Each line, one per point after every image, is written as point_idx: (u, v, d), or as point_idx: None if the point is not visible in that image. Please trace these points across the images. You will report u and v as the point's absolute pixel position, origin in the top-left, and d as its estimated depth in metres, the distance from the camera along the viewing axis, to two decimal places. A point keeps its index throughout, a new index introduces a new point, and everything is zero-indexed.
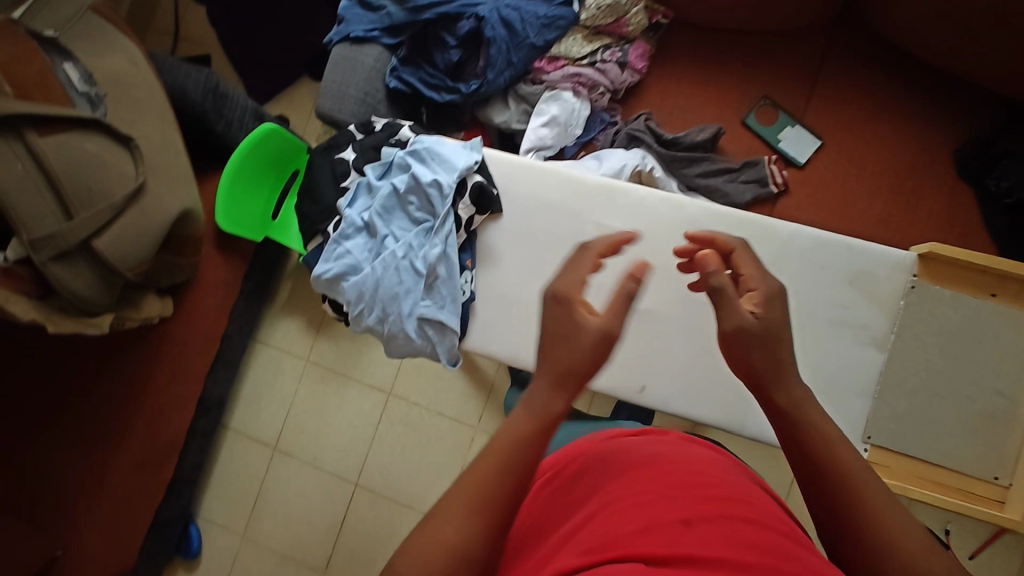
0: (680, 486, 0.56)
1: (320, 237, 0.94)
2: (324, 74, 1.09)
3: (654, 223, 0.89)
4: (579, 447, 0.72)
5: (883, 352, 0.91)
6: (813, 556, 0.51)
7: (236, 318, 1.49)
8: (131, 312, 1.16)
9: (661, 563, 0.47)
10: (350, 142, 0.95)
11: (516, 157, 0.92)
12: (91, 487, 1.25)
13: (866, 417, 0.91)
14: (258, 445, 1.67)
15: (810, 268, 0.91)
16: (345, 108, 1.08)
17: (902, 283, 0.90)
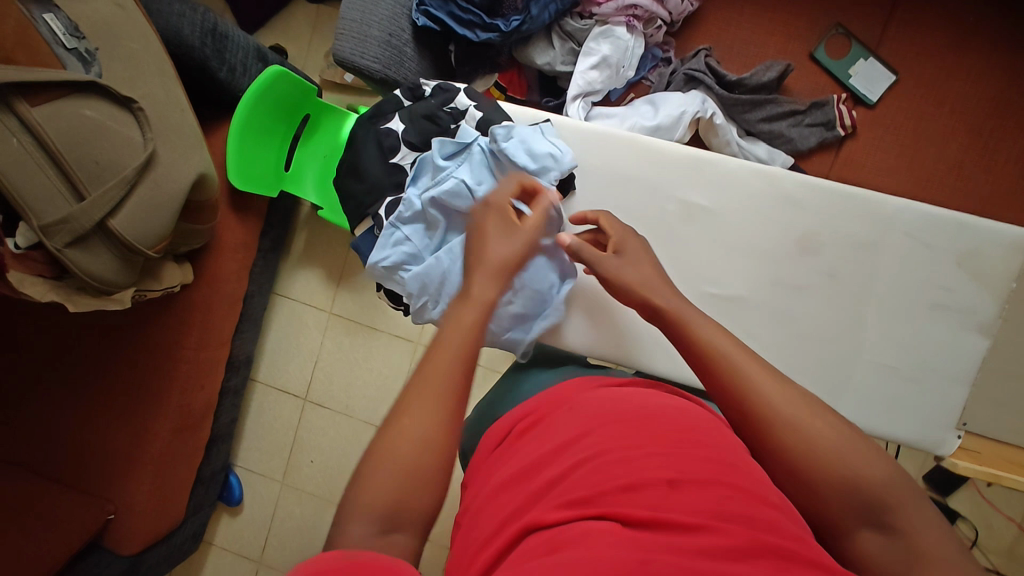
0: (673, 441, 0.55)
1: (370, 220, 0.85)
2: (341, 11, 0.95)
3: (744, 200, 0.81)
4: (567, 388, 0.71)
5: (988, 339, 0.78)
6: (794, 523, 0.50)
7: (255, 276, 1.42)
8: (152, 283, 1.11)
9: (643, 527, 0.47)
10: (398, 111, 0.85)
11: (582, 122, 0.83)
12: (131, 455, 1.24)
13: (961, 405, 0.79)
14: (288, 396, 1.67)
15: (912, 246, 0.79)
16: (368, 52, 0.94)
17: (1017, 265, 0.77)
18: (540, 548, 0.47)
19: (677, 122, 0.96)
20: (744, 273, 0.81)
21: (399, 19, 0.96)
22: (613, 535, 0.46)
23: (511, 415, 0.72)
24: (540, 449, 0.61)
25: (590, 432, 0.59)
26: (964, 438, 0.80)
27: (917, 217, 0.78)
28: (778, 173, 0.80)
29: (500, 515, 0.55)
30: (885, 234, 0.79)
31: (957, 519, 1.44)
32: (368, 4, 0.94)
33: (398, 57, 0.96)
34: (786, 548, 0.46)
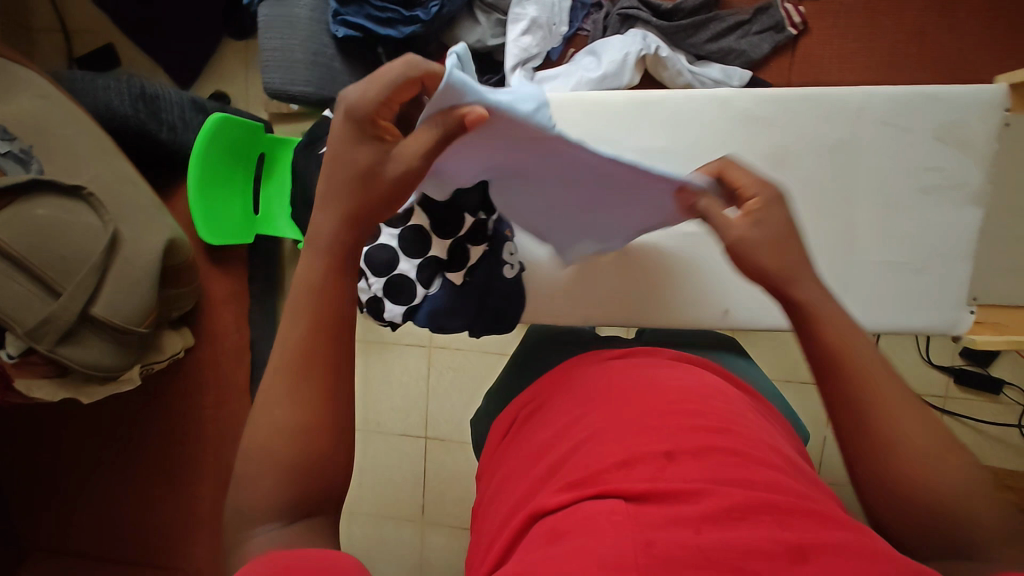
0: (665, 415, 0.54)
1: None
2: (259, 43, 0.93)
3: (700, 132, 0.79)
4: (560, 373, 0.70)
5: (980, 208, 0.77)
6: (792, 480, 0.49)
7: (257, 322, 1.43)
8: (157, 355, 1.12)
9: (642, 500, 0.45)
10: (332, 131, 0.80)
11: None
12: (184, 522, 1.27)
13: (968, 280, 0.78)
14: None
15: (889, 134, 0.76)
16: (299, 77, 0.93)
17: (994, 122, 0.74)
18: (544, 535, 0.45)
19: (623, 66, 0.93)
20: None
21: (319, 35, 0.93)
22: (614, 512, 0.44)
23: (511, 409, 0.73)
24: (541, 439, 0.60)
25: (585, 416, 0.58)
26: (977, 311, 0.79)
27: (884, 101, 0.75)
28: (727, 94, 0.78)
29: (510, 508, 0.54)
30: (855, 130, 0.76)
31: (1004, 388, 1.45)
32: (283, 29, 0.91)
33: (328, 74, 0.94)
34: (789, 504, 0.44)
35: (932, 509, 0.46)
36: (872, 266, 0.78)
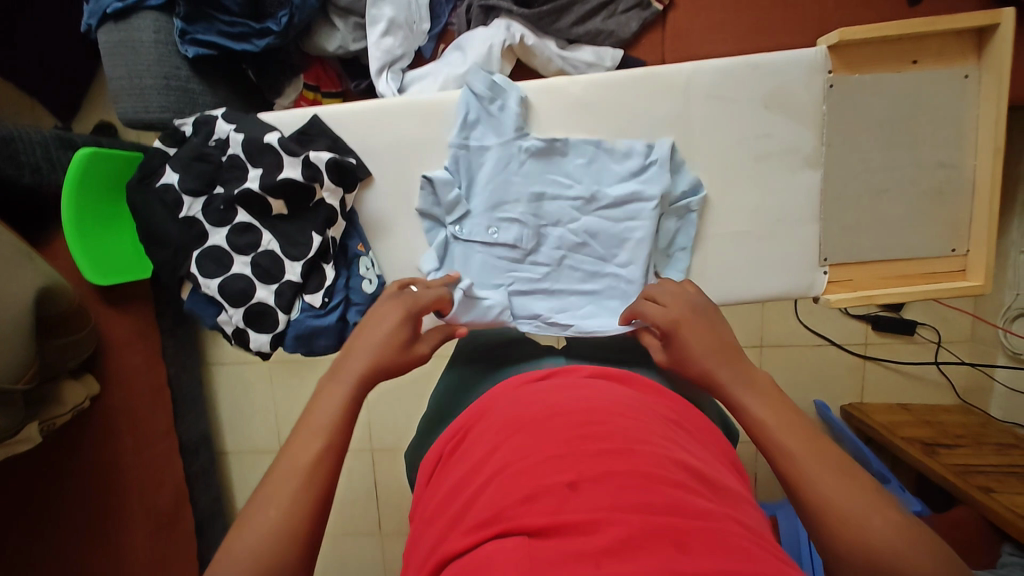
0: (573, 437, 0.48)
1: (192, 281, 0.79)
2: (106, 71, 0.88)
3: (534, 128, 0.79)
4: (486, 399, 0.62)
5: (818, 170, 0.77)
6: (706, 499, 0.44)
7: (172, 358, 1.37)
8: (58, 408, 1.06)
9: (541, 536, 0.40)
10: (167, 162, 0.78)
11: (354, 103, 0.79)
12: None
13: (816, 243, 0.79)
14: (262, 455, 1.63)
15: (717, 106, 0.77)
16: (152, 104, 0.89)
17: (819, 85, 0.74)
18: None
19: (503, 112, 0.78)
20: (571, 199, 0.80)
21: (169, 57, 0.89)
22: (511, 555, 0.39)
23: (438, 443, 0.64)
24: (454, 479, 0.53)
25: (499, 445, 0.51)
26: (830, 271, 0.80)
27: (711, 73, 0.76)
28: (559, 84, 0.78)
29: (419, 561, 0.47)
30: (686, 106, 0.77)
31: (918, 327, 1.48)
32: (127, 54, 0.87)
33: (185, 97, 0.90)
34: (698, 526, 0.40)
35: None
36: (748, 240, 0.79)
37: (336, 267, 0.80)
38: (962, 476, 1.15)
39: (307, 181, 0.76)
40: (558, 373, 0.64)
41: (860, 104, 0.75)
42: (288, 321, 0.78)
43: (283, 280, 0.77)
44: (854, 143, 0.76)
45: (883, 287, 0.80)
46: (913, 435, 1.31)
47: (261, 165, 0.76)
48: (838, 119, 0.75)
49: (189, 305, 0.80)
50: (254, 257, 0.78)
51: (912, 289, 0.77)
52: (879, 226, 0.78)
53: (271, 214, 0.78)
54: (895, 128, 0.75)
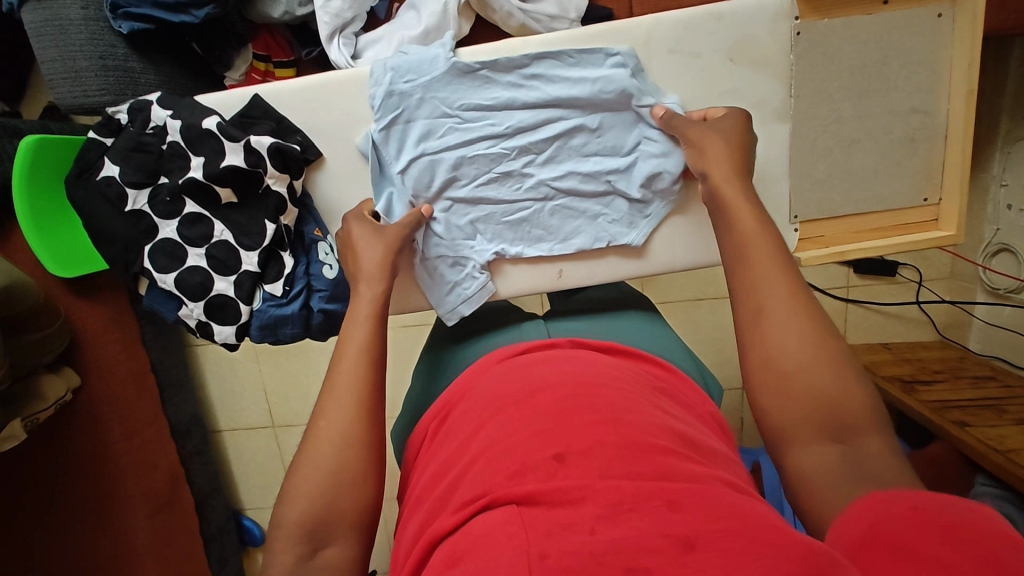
0: (557, 410, 0.49)
1: (148, 277, 0.77)
2: (37, 53, 0.83)
3: (477, 84, 0.73)
4: (466, 376, 0.63)
5: (787, 123, 0.74)
6: (693, 461, 0.45)
7: (152, 345, 1.35)
8: (40, 403, 1.05)
9: (532, 504, 0.41)
10: (104, 153, 0.74)
11: (291, 81, 0.74)
12: (121, 552, 1.27)
13: (787, 200, 0.77)
14: (256, 430, 1.65)
15: (678, 63, 0.73)
16: (90, 87, 0.84)
17: (786, 32, 0.71)
18: (440, 563, 0.40)
19: (464, 102, 0.73)
20: (519, 155, 0.75)
21: (102, 35, 0.83)
22: (507, 525, 0.39)
23: (427, 417, 0.64)
24: (438, 460, 0.53)
25: (480, 423, 0.52)
26: (801, 229, 0.78)
27: (669, 28, 0.72)
28: (507, 46, 0.72)
29: (412, 536, 0.48)
30: (644, 64, 0.73)
31: (900, 267, 1.49)
32: (57, 34, 0.81)
33: (126, 78, 0.85)
34: (685, 487, 0.40)
35: (824, 421, 0.49)
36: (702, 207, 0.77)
37: (293, 255, 0.77)
38: (939, 412, 1.18)
39: (251, 168, 0.72)
40: (535, 346, 0.65)
41: (829, 51, 0.72)
42: (251, 312, 0.76)
43: (241, 271, 0.75)
44: (824, 95, 0.73)
45: (857, 241, 0.78)
46: (893, 374, 1.34)
47: (203, 153, 0.73)
48: (808, 69, 0.72)
49: (148, 302, 0.77)
50: (208, 249, 0.75)
51: (886, 241, 0.76)
52: (854, 178, 0.76)
53: (221, 203, 0.75)
54: (866, 75, 0.72)
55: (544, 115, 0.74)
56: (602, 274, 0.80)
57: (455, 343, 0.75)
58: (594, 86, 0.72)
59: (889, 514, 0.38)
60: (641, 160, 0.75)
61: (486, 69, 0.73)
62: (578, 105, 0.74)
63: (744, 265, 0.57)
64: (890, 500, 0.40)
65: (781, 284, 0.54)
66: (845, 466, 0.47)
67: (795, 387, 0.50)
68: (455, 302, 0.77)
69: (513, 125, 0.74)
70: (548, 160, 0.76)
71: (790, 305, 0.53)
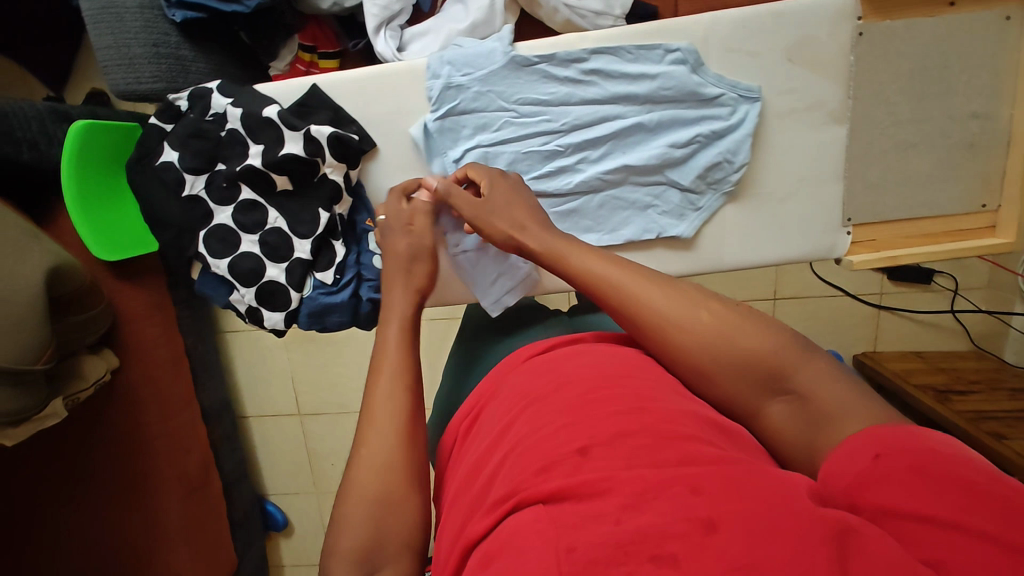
0: (583, 402, 0.48)
1: (200, 262, 0.79)
2: (92, 40, 0.84)
3: (534, 76, 0.73)
4: (496, 374, 0.63)
5: (843, 125, 0.74)
6: (720, 447, 0.44)
7: (187, 329, 1.37)
8: (79, 383, 1.08)
9: (560, 500, 0.40)
10: (164, 139, 0.76)
11: (349, 72, 0.75)
12: (153, 532, 1.30)
13: (839, 203, 0.76)
14: (283, 417, 1.67)
15: (737, 61, 0.72)
16: (144, 74, 0.85)
17: (847, 32, 0.70)
18: (476, 565, 0.40)
19: (520, 96, 0.74)
20: (572, 152, 0.76)
21: (156, 23, 0.84)
22: (537, 522, 0.39)
23: (460, 411, 0.65)
24: (469, 461, 0.53)
25: (510, 421, 0.52)
26: (853, 233, 0.77)
27: (729, 25, 0.71)
28: (568, 40, 0.72)
29: (449, 536, 0.48)
30: (704, 58, 0.72)
31: (935, 275, 1.47)
32: (112, 22, 0.82)
33: (177, 65, 0.87)
34: (711, 473, 0.40)
35: (756, 380, 0.50)
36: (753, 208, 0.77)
37: (345, 244, 0.79)
38: (975, 423, 1.16)
39: (310, 157, 0.73)
40: (560, 342, 0.64)
41: (891, 52, 0.71)
42: (300, 299, 0.78)
43: (293, 258, 0.76)
44: (883, 97, 0.72)
45: (908, 246, 0.77)
46: (927, 383, 1.32)
47: (262, 141, 0.74)
48: (868, 70, 0.71)
49: (200, 286, 0.79)
50: (262, 236, 0.77)
51: (940, 247, 0.75)
52: (907, 182, 0.75)
53: (276, 190, 0.76)
54: (927, 78, 0.71)
55: (601, 111, 0.74)
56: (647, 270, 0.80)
57: (499, 334, 0.76)
58: (653, 83, 0.73)
59: (873, 473, 0.39)
60: (701, 154, 0.75)
61: (544, 63, 0.73)
62: (635, 101, 0.74)
63: (596, 270, 0.59)
64: (858, 448, 0.42)
65: (632, 278, 0.57)
66: (801, 413, 0.48)
67: (714, 369, 0.52)
68: (499, 293, 0.81)
69: (568, 121, 0.74)
70: (601, 155, 0.76)
71: (639, 292, 0.56)
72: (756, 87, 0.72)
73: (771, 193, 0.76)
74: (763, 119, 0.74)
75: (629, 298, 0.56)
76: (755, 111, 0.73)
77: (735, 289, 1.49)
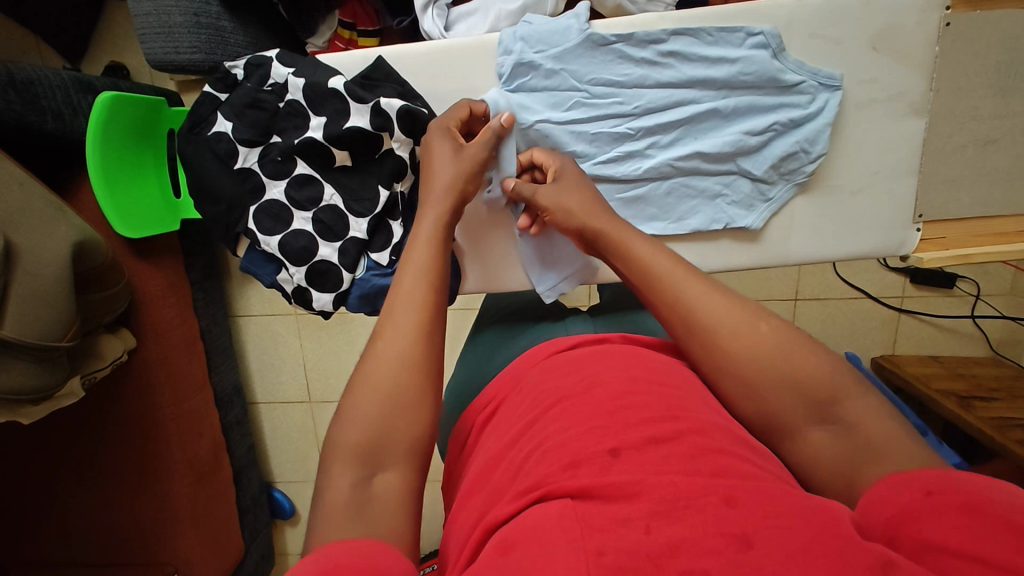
0: (613, 404, 0.46)
1: (248, 238, 0.76)
2: (131, 7, 0.81)
3: (609, 54, 0.72)
4: (514, 367, 0.60)
5: (922, 118, 0.73)
6: (756, 463, 0.42)
7: (202, 312, 1.34)
8: (98, 362, 1.05)
9: (587, 498, 0.39)
10: (218, 109, 0.74)
11: (418, 44, 0.73)
12: (165, 517, 1.27)
13: (911, 198, 0.75)
14: (293, 404, 1.64)
15: (819, 48, 0.71)
16: (182, 44, 0.82)
17: (936, 21, 0.68)
18: (492, 549, 0.38)
19: (595, 75, 0.72)
20: (647, 135, 0.74)
21: None
22: (561, 518, 0.37)
23: (479, 399, 0.62)
24: (484, 457, 0.51)
25: (534, 417, 0.49)
26: (924, 229, 0.76)
27: (814, 11, 0.69)
28: (647, 19, 0.70)
29: (464, 528, 0.46)
30: (786, 44, 0.70)
31: (958, 280, 1.47)
32: None
33: (217, 37, 0.84)
34: (748, 486, 0.38)
35: (802, 400, 0.47)
36: (818, 203, 0.75)
37: (403, 225, 0.76)
38: (999, 429, 1.16)
39: (377, 130, 0.71)
40: (585, 340, 0.61)
41: (977, 44, 0.69)
42: (353, 280, 0.75)
43: (348, 237, 0.74)
44: (965, 90, 0.71)
45: (975, 246, 0.76)
46: (948, 388, 1.32)
47: (324, 113, 0.72)
48: (952, 62, 0.70)
49: (245, 264, 0.77)
50: (316, 213, 0.74)
51: (1010, 247, 0.74)
52: (980, 178, 0.74)
53: (333, 165, 0.74)
54: (1012, 72, 0.70)
55: (676, 95, 0.73)
56: (713, 261, 0.78)
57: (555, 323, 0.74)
58: (732, 67, 0.71)
59: (918, 508, 0.36)
60: (776, 142, 0.73)
61: (620, 43, 0.71)
62: (713, 86, 0.72)
63: (645, 273, 0.57)
64: (902, 484, 0.38)
65: (690, 278, 0.54)
66: (844, 446, 0.45)
67: (767, 387, 0.48)
68: (553, 279, 0.79)
69: (645, 103, 0.72)
70: (671, 142, 0.74)
71: (691, 294, 0.53)
72: (837, 75, 0.71)
73: (840, 186, 0.75)
74: (840, 111, 0.73)
75: (679, 301, 0.53)
76: (835, 101, 0.72)
77: (756, 287, 1.48)
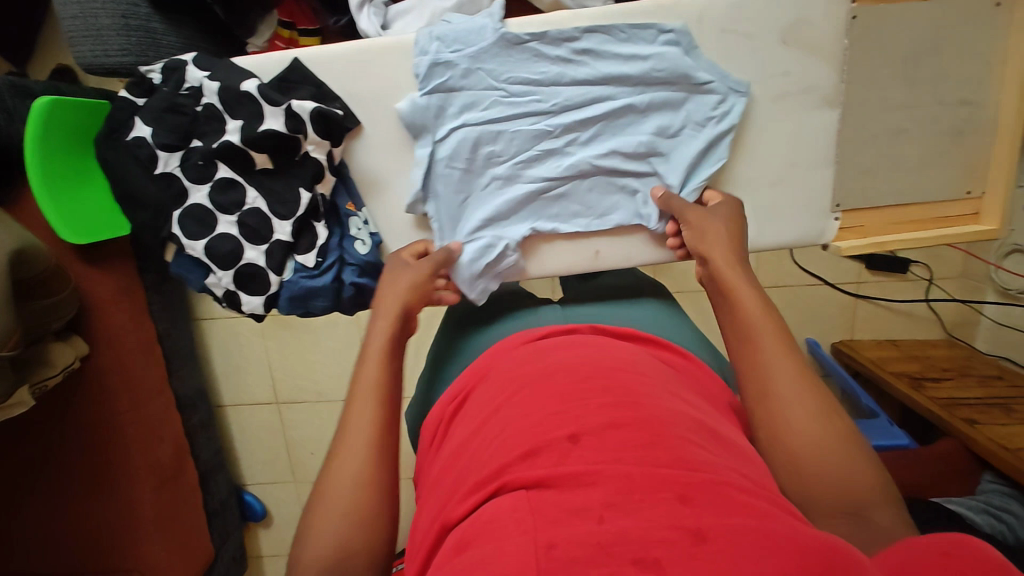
0: (575, 391, 0.47)
1: (175, 243, 0.76)
2: (57, 10, 0.80)
3: (524, 54, 0.73)
4: (486, 358, 0.60)
5: (836, 110, 0.74)
6: (717, 453, 0.43)
7: (160, 316, 1.33)
8: (47, 371, 1.03)
9: (544, 488, 0.39)
10: (136, 113, 0.74)
11: (336, 45, 0.73)
12: (128, 524, 1.26)
13: (829, 188, 0.77)
14: (260, 406, 1.64)
15: (733, 42, 0.72)
16: (111, 47, 0.81)
17: (841, 16, 0.70)
18: (449, 548, 0.39)
19: (512, 74, 0.73)
20: (571, 131, 0.75)
21: None
22: (516, 510, 0.38)
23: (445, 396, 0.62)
24: (450, 446, 0.52)
25: (498, 404, 0.50)
26: (842, 219, 0.78)
27: (725, 6, 0.71)
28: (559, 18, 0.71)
29: (427, 517, 0.47)
30: (697, 41, 0.72)
31: (911, 265, 1.49)
32: None
33: (148, 38, 0.83)
34: (698, 476, 0.39)
35: (833, 498, 0.49)
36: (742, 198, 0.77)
37: (327, 226, 0.77)
38: (947, 409, 1.19)
39: (291, 133, 0.71)
40: (557, 331, 0.62)
41: (886, 37, 0.71)
42: (280, 282, 0.76)
43: (273, 240, 0.75)
44: (877, 83, 0.73)
45: (897, 233, 0.79)
46: (901, 370, 1.36)
47: (240, 116, 0.72)
48: (863, 55, 0.72)
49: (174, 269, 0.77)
50: (241, 216, 0.74)
51: (927, 233, 0.77)
52: (897, 167, 0.76)
53: (254, 168, 0.74)
54: (921, 63, 0.72)
55: (591, 93, 0.74)
56: (640, 255, 0.80)
57: (483, 321, 0.75)
58: (645, 64, 0.72)
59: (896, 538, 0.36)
60: (685, 140, 0.75)
61: (536, 42, 0.72)
62: (627, 83, 0.73)
63: (744, 330, 0.58)
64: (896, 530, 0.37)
65: (789, 359, 0.55)
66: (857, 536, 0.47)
67: (817, 478, 0.49)
68: (484, 281, 0.77)
69: (567, 99, 0.73)
70: (595, 138, 0.76)
71: (780, 373, 0.54)
72: (745, 74, 0.73)
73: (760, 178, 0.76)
74: (755, 105, 0.74)
75: (767, 373, 0.55)
76: (741, 105, 0.73)
77: None
